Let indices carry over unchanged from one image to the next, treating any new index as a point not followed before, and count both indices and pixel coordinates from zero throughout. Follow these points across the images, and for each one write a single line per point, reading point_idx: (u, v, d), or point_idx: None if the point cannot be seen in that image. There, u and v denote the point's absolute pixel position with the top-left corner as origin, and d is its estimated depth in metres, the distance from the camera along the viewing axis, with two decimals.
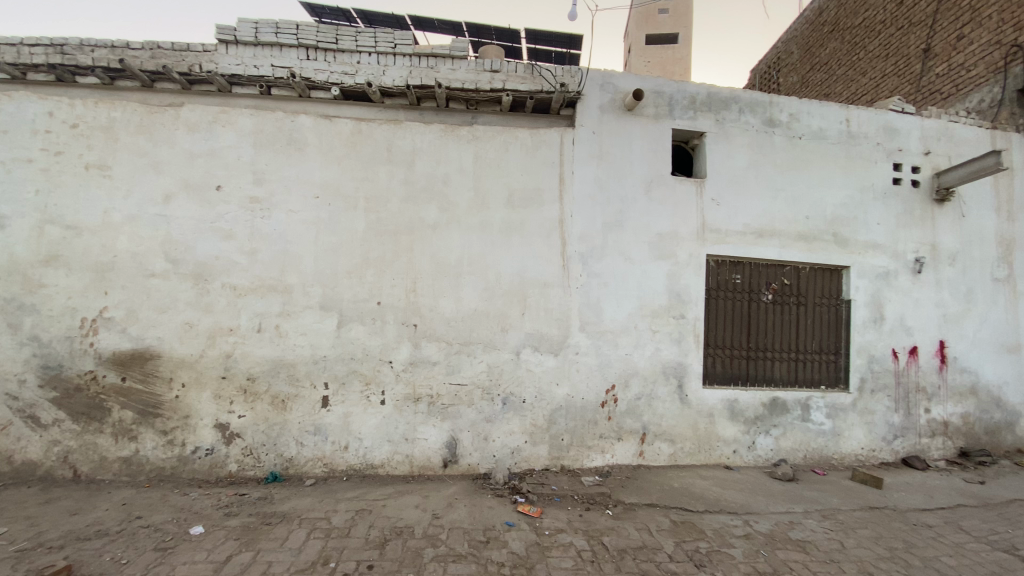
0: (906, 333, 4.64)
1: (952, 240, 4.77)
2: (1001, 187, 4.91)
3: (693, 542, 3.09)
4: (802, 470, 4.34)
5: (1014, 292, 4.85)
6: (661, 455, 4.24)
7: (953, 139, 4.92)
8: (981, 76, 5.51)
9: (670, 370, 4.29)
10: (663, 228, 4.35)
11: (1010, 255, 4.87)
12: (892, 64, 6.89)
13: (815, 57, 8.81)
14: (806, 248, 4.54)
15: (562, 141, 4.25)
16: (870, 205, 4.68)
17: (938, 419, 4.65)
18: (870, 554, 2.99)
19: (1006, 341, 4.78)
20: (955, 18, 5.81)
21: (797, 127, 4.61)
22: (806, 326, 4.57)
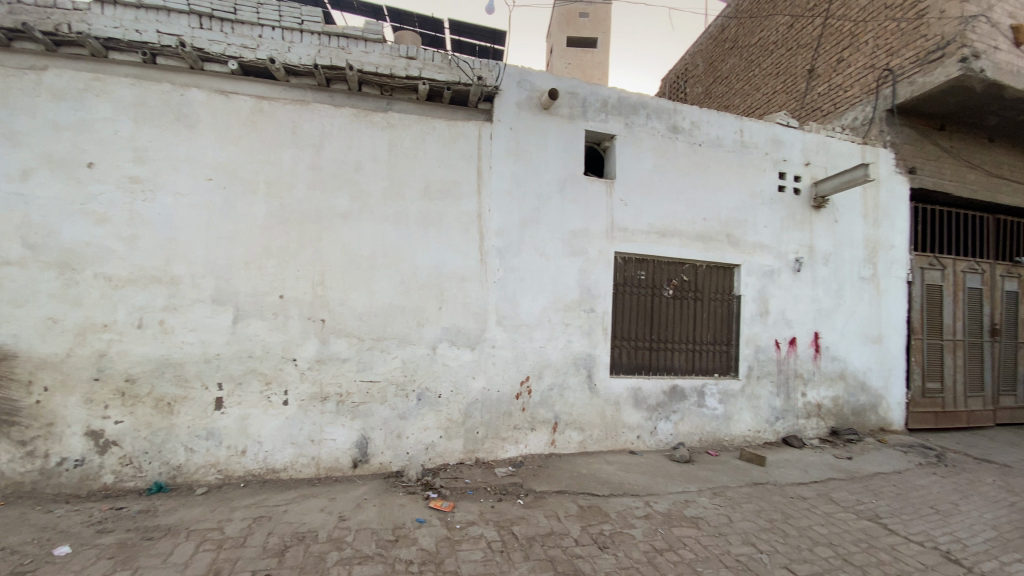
0: (786, 325, 5.17)
1: (825, 242, 5.37)
2: (868, 196, 5.58)
3: (598, 525, 3.23)
4: (697, 451, 4.69)
5: (875, 290, 5.54)
6: (572, 443, 4.39)
7: (829, 153, 5.52)
8: (856, 97, 6.18)
9: (582, 362, 4.45)
10: (576, 225, 4.48)
11: (873, 256, 5.56)
12: (781, 82, 7.60)
13: (717, 71, 9.53)
14: (704, 247, 4.90)
15: (480, 134, 4.23)
16: (759, 209, 5.14)
17: (812, 402, 5.23)
18: (752, 526, 3.29)
19: (868, 332, 5.46)
20: (836, 43, 6.51)
21: (698, 134, 4.95)
22: (702, 319, 4.94)
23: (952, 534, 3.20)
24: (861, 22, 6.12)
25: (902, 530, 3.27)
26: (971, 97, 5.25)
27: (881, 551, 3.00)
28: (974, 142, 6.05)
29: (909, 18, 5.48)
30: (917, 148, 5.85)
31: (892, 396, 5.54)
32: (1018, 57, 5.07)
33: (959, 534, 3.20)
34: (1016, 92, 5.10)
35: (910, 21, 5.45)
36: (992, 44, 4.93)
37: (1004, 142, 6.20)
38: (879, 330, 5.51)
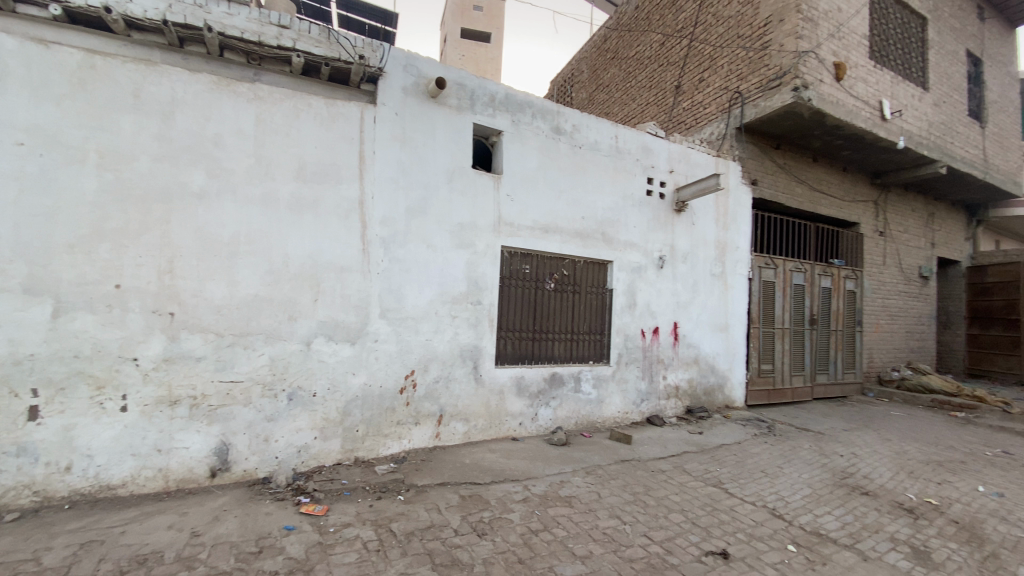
0: (652, 316, 5.69)
1: (685, 242, 6.00)
2: (720, 203, 6.31)
3: (477, 513, 3.29)
4: (574, 434, 4.99)
5: (724, 285, 6.32)
6: (456, 435, 4.40)
7: (690, 162, 6.14)
8: (712, 114, 6.95)
9: (467, 353, 4.47)
10: (462, 218, 4.48)
11: (722, 256, 6.32)
12: (653, 95, 8.31)
13: (599, 79, 10.13)
14: (582, 244, 5.19)
15: (362, 117, 4.02)
16: (631, 210, 5.58)
17: (672, 384, 5.83)
18: (619, 500, 3.59)
19: (718, 322, 6.22)
20: (698, 64, 7.28)
21: (579, 137, 5.22)
22: (580, 311, 5.25)
23: (776, 492, 3.77)
24: (718, 47, 6.90)
25: (740, 492, 3.77)
26: (801, 121, 6.19)
27: (722, 513, 3.43)
28: (801, 161, 7.14)
29: (756, 48, 6.30)
30: (759, 162, 6.74)
31: (735, 377, 6.37)
32: (837, 90, 6.07)
33: (781, 491, 3.78)
34: (834, 120, 6.11)
35: (756, 51, 6.28)
36: (819, 77, 5.86)
37: (823, 162, 7.41)
38: (726, 320, 6.30)
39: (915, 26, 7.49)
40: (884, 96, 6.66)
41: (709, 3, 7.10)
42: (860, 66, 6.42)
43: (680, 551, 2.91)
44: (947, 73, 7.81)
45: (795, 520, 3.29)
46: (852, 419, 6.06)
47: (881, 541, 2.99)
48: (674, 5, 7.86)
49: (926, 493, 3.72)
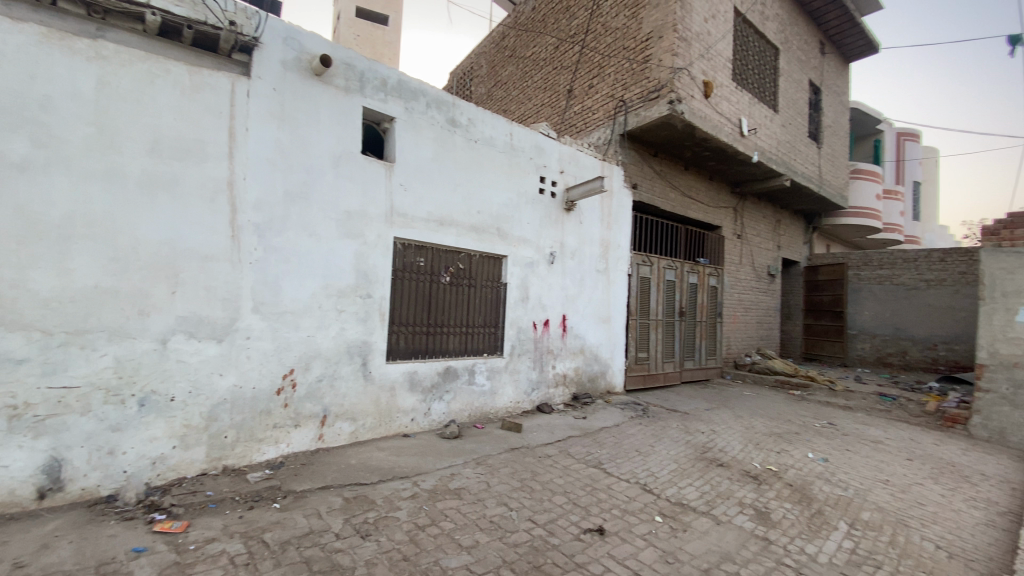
0: (543, 309, 5.90)
1: (574, 239, 6.29)
2: (605, 204, 6.71)
3: (362, 515, 3.16)
4: (466, 426, 5.01)
5: (608, 280, 6.75)
6: (342, 435, 4.19)
7: (580, 163, 6.44)
8: (600, 120, 7.35)
9: (354, 349, 4.27)
10: (350, 206, 4.25)
11: (607, 254, 6.74)
12: (547, 96, 8.59)
13: (497, 75, 10.23)
14: (477, 237, 5.21)
15: (233, 90, 3.63)
16: (524, 206, 5.71)
17: (560, 373, 6.11)
18: (506, 488, 3.68)
19: (602, 314, 6.64)
20: (588, 70, 7.65)
21: (474, 131, 5.21)
22: (474, 304, 5.26)
23: (648, 468, 4.12)
24: (606, 56, 7.30)
25: (617, 471, 4.06)
26: (675, 133, 6.79)
27: (601, 491, 3.67)
28: (675, 169, 7.85)
29: (639, 61, 6.77)
30: (640, 168, 7.28)
31: (617, 365, 6.86)
32: (705, 107, 6.75)
33: (652, 468, 4.14)
34: (702, 133, 6.79)
35: (638, 64, 6.75)
36: (691, 94, 6.46)
37: (693, 171, 8.22)
38: (609, 313, 6.75)
39: (769, 56, 8.56)
40: (743, 115, 7.55)
41: (599, 13, 7.48)
42: (725, 87, 7.19)
43: (562, 531, 3.05)
44: (792, 100, 9.05)
45: (662, 493, 3.62)
46: (713, 400, 6.83)
47: (731, 505, 3.40)
48: (568, 11, 8.18)
49: (768, 461, 4.31)
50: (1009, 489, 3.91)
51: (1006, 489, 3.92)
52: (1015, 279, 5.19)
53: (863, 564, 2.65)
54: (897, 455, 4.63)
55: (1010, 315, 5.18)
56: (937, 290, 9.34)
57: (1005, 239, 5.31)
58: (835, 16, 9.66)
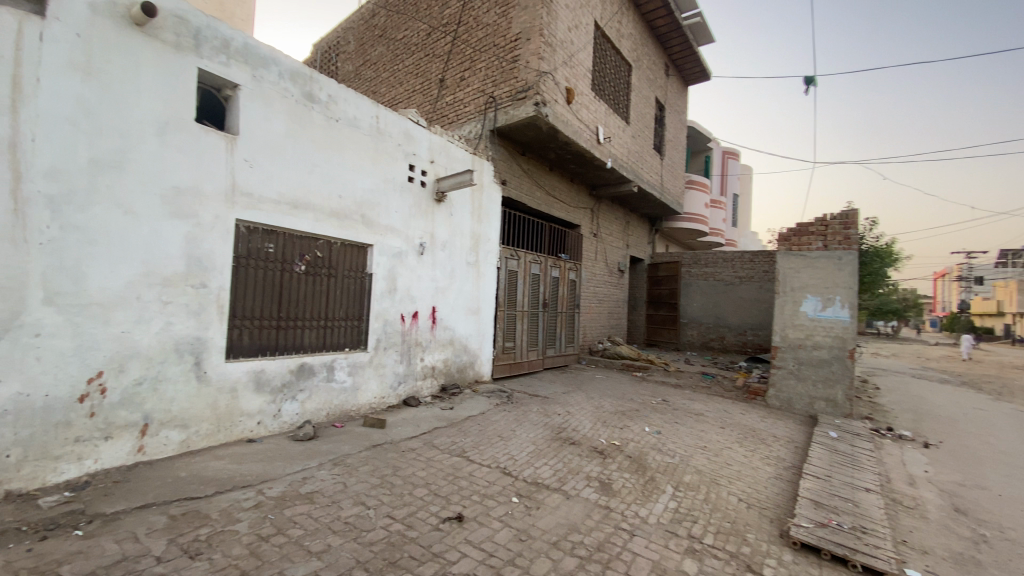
0: (410, 301, 5.76)
1: (443, 231, 6.22)
2: (475, 198, 6.75)
3: (192, 532, 2.78)
4: (323, 426, 4.70)
5: (477, 272, 6.82)
6: (169, 445, 3.65)
7: (451, 155, 6.37)
8: (470, 114, 7.37)
9: (186, 347, 3.74)
10: (182, 181, 3.68)
11: (476, 247, 6.80)
12: (418, 82, 8.36)
13: (366, 54, 9.69)
14: (337, 224, 4.88)
15: (14, 26, 2.88)
16: (391, 194, 5.49)
17: (428, 365, 6.04)
18: (364, 486, 3.53)
19: (471, 306, 6.70)
20: (459, 62, 7.61)
21: (334, 110, 4.85)
22: (334, 296, 4.94)
23: (508, 453, 4.28)
24: (477, 50, 7.34)
25: (479, 458, 4.15)
26: (541, 134, 7.09)
27: (462, 479, 3.72)
28: (541, 168, 8.22)
29: (508, 60, 6.92)
30: (508, 165, 7.46)
31: (485, 355, 7.00)
32: (567, 112, 7.17)
33: (512, 451, 4.31)
34: (564, 137, 7.19)
35: (507, 63, 6.90)
36: (555, 97, 6.80)
37: (557, 171, 8.68)
38: (478, 305, 6.84)
39: (623, 71, 9.38)
40: (600, 123, 8.17)
41: (471, 6, 7.47)
42: (585, 95, 7.70)
43: (420, 523, 3.02)
44: (642, 113, 10.04)
45: (520, 475, 3.79)
46: (570, 384, 7.35)
47: (580, 480, 3.68)
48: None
49: (613, 436, 4.76)
50: (791, 446, 4.84)
51: (789, 447, 4.84)
52: (799, 277, 6.42)
53: (684, 520, 3.06)
54: (714, 425, 5.44)
55: (796, 306, 6.39)
56: (748, 286, 11.17)
57: (794, 244, 6.52)
58: (677, 43, 10.93)
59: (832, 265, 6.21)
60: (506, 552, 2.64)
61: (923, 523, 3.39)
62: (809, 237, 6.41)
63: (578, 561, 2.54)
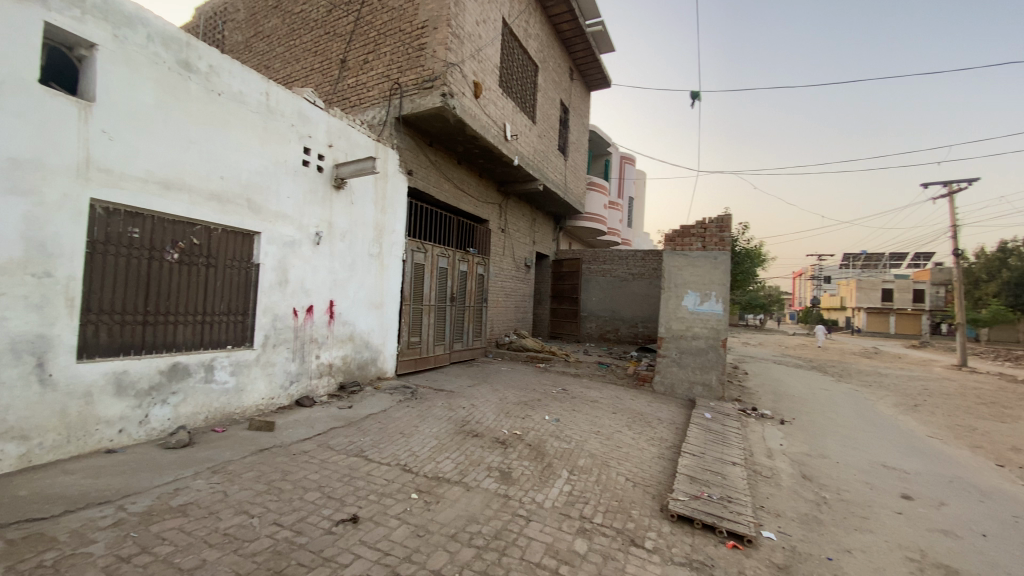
0: (305, 293, 5.37)
1: (342, 220, 5.85)
2: (379, 187, 6.43)
3: (34, 558, 2.36)
4: (201, 431, 4.24)
5: (380, 265, 6.54)
6: (5, 460, 3.06)
7: (351, 141, 6.00)
8: (374, 99, 7.03)
9: (24, 346, 3.15)
10: (19, 151, 3.08)
11: (380, 238, 6.50)
12: (318, 61, 7.83)
13: (258, 24, 8.88)
14: (219, 208, 4.40)
15: None
16: (283, 178, 5.05)
17: (325, 362, 5.70)
18: (248, 494, 3.25)
19: (372, 300, 6.42)
20: (363, 44, 7.25)
21: (216, 82, 4.34)
22: (213, 288, 4.48)
23: (409, 449, 4.17)
24: (382, 34, 7.04)
25: (378, 457, 4.00)
26: (448, 126, 6.96)
27: (358, 480, 3.56)
28: (449, 161, 8.06)
29: (415, 47, 6.72)
30: (415, 155, 7.19)
31: (388, 350, 6.76)
32: (475, 106, 7.15)
33: (413, 448, 4.20)
34: (471, 131, 7.15)
35: (414, 50, 6.71)
36: (462, 90, 6.74)
37: (465, 165, 8.59)
38: (381, 298, 6.58)
39: (530, 71, 9.56)
40: (507, 120, 8.26)
41: None
42: (492, 90, 7.73)
43: (311, 528, 2.85)
44: (547, 114, 10.32)
45: (420, 471, 3.71)
46: (475, 377, 7.37)
47: (480, 471, 3.70)
48: None
49: (515, 426, 4.87)
50: (673, 427, 5.29)
51: (671, 428, 5.30)
52: (683, 274, 7.03)
53: (576, 502, 3.22)
54: (608, 410, 5.79)
55: (680, 301, 6.99)
56: (640, 282, 12.00)
57: (678, 244, 7.14)
58: (581, 49, 11.37)
59: (710, 263, 6.88)
60: (402, 549, 2.58)
61: (776, 489, 3.89)
62: (690, 238, 7.06)
63: (475, 551, 2.56)
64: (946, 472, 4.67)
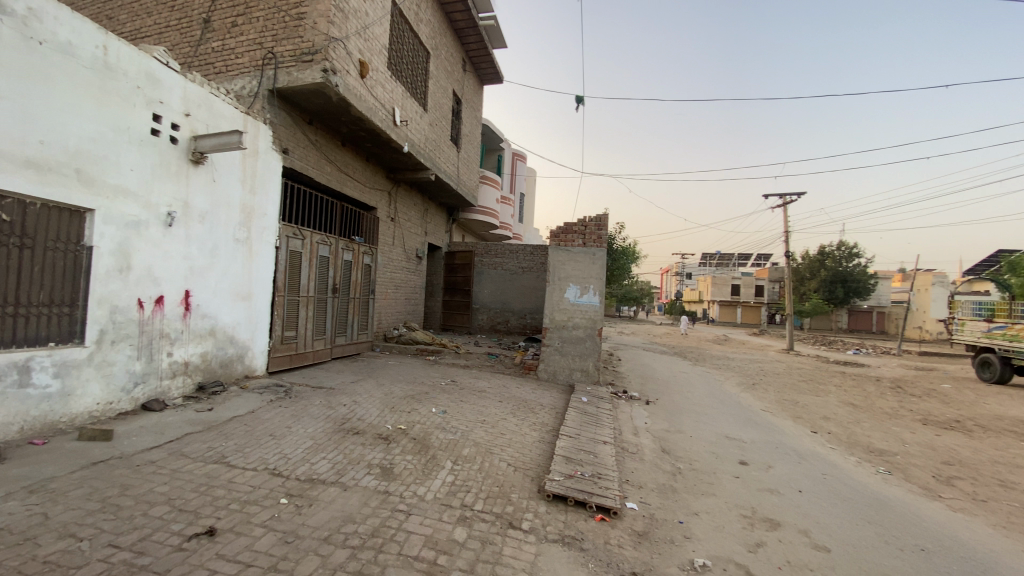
0: (153, 283, 4.42)
1: (202, 200, 4.91)
2: (247, 164, 5.51)
3: None
4: (14, 446, 3.31)
5: (249, 252, 5.65)
6: None
7: (213, 111, 5.01)
8: (244, 67, 6.25)
9: None
10: None
11: (248, 221, 5.60)
12: (175, 18, 6.79)
13: None
14: (35, 178, 3.42)
15: None
16: (124, 148, 4.05)
17: (178, 361, 4.79)
18: (77, 514, 2.64)
19: (239, 290, 5.54)
20: (231, 5, 6.42)
21: (32, 25, 3.34)
22: (28, 274, 3.55)
23: (280, 452, 3.69)
24: None
25: (242, 462, 3.45)
26: (330, 104, 6.43)
27: (217, 489, 3.05)
28: (332, 142, 7.43)
29: (292, 16, 6.12)
30: (292, 133, 6.46)
31: (257, 345, 5.91)
32: (360, 86, 6.75)
33: (284, 450, 3.72)
34: (356, 112, 6.73)
35: (291, 19, 6.09)
36: (345, 68, 6.31)
37: (350, 148, 8.01)
38: (249, 288, 5.71)
39: (421, 57, 9.27)
40: (396, 104, 7.94)
41: None
42: (380, 72, 7.37)
43: (156, 547, 2.41)
44: (438, 103, 10.12)
45: (292, 474, 3.31)
46: (360, 373, 6.96)
47: (360, 469, 3.46)
48: None
49: (400, 420, 4.69)
50: (554, 412, 5.54)
51: (553, 413, 5.53)
52: (565, 268, 7.38)
53: (458, 492, 3.22)
54: (494, 400, 5.87)
55: (562, 293, 7.33)
56: (528, 275, 12.38)
57: (562, 241, 7.45)
58: (473, 41, 11.33)
59: (589, 258, 7.31)
60: (267, 559, 2.34)
61: (640, 464, 4.27)
62: (572, 235, 7.40)
63: (350, 551, 2.44)
64: (774, 440, 5.51)
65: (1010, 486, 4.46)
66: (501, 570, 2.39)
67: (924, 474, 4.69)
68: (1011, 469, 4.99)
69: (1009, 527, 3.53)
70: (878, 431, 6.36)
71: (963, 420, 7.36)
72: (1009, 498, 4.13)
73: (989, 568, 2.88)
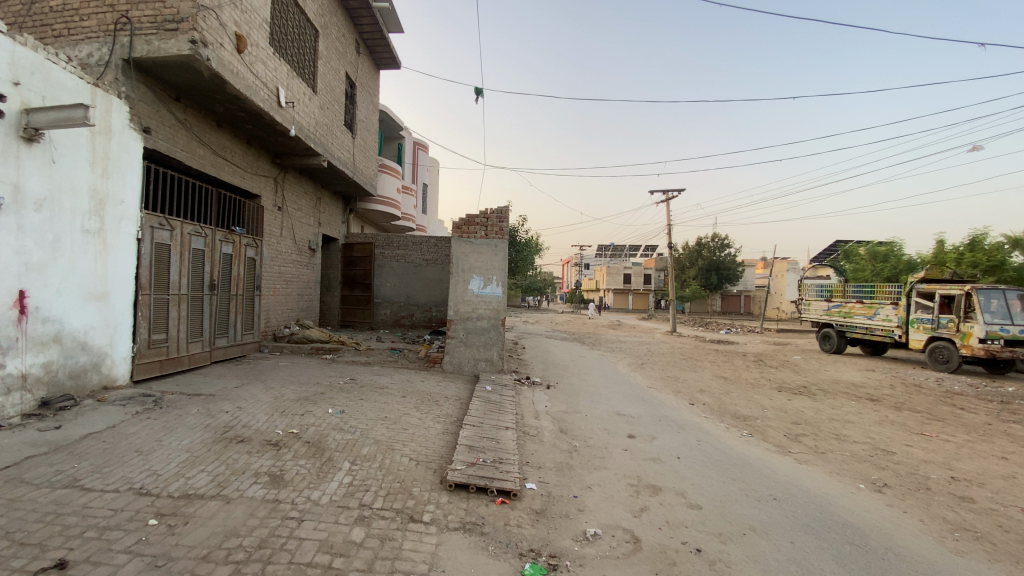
0: None
1: (36, 183, 4.12)
2: (96, 144, 4.73)
3: None
4: None
5: (104, 244, 4.87)
6: None
7: (49, 79, 4.22)
8: (90, 30, 5.30)
9: None
10: None
11: (100, 210, 4.81)
12: None
13: None
14: None
15: None
16: None
17: (14, 374, 4.01)
18: None
19: (93, 289, 4.76)
20: None
21: None
22: None
23: (147, 469, 3.27)
24: None
25: (99, 484, 3.00)
26: (201, 79, 5.75)
27: (69, 516, 2.62)
28: (205, 122, 6.67)
29: None
30: (154, 110, 5.67)
31: (117, 351, 5.13)
32: (236, 61, 6.12)
33: (152, 467, 3.31)
34: (233, 90, 6.11)
35: None
36: (218, 41, 5.68)
37: (226, 129, 7.26)
38: (105, 286, 4.91)
39: (308, 35, 8.63)
40: (280, 84, 7.35)
41: None
42: (260, 47, 6.75)
43: None
44: (329, 86, 9.52)
45: (163, 491, 2.95)
46: (246, 376, 6.40)
47: (244, 479, 3.19)
48: None
49: (291, 424, 4.38)
50: (458, 403, 5.55)
51: (456, 404, 5.53)
52: (468, 260, 7.38)
53: (356, 492, 3.11)
54: (396, 395, 5.75)
55: (466, 285, 7.34)
56: (432, 268, 12.20)
57: (464, 232, 7.45)
58: (367, 23, 10.78)
59: (491, 250, 7.38)
60: None
61: (540, 445, 4.44)
62: (475, 227, 7.44)
63: (233, 567, 2.26)
64: (659, 413, 6.04)
65: (841, 438, 5.33)
66: (400, 565, 2.36)
67: (778, 433, 5.42)
68: (842, 424, 5.95)
69: (839, 473, 4.22)
70: (744, 399, 7.23)
71: (809, 385, 8.62)
72: (840, 448, 4.93)
73: (822, 506, 3.44)
